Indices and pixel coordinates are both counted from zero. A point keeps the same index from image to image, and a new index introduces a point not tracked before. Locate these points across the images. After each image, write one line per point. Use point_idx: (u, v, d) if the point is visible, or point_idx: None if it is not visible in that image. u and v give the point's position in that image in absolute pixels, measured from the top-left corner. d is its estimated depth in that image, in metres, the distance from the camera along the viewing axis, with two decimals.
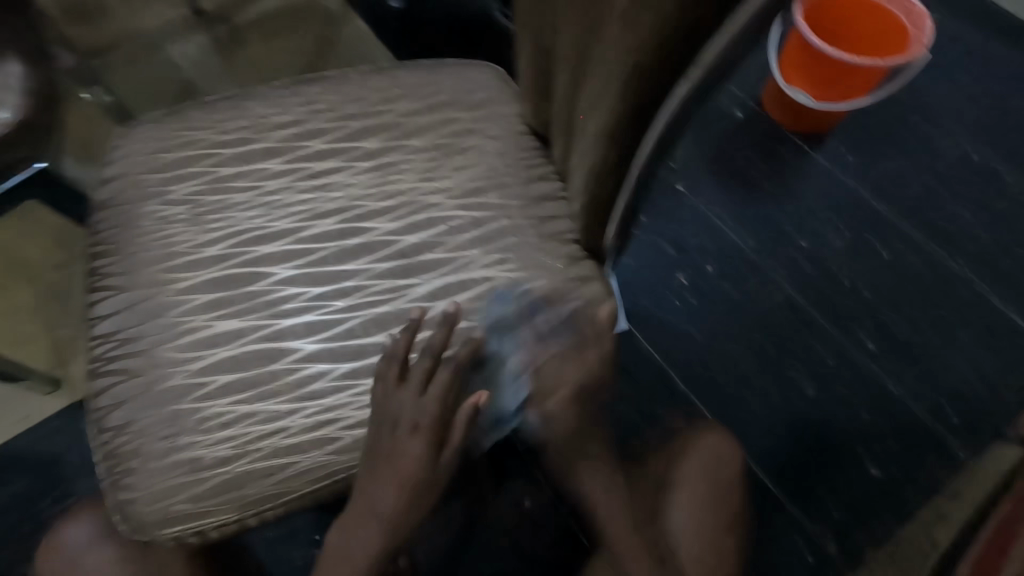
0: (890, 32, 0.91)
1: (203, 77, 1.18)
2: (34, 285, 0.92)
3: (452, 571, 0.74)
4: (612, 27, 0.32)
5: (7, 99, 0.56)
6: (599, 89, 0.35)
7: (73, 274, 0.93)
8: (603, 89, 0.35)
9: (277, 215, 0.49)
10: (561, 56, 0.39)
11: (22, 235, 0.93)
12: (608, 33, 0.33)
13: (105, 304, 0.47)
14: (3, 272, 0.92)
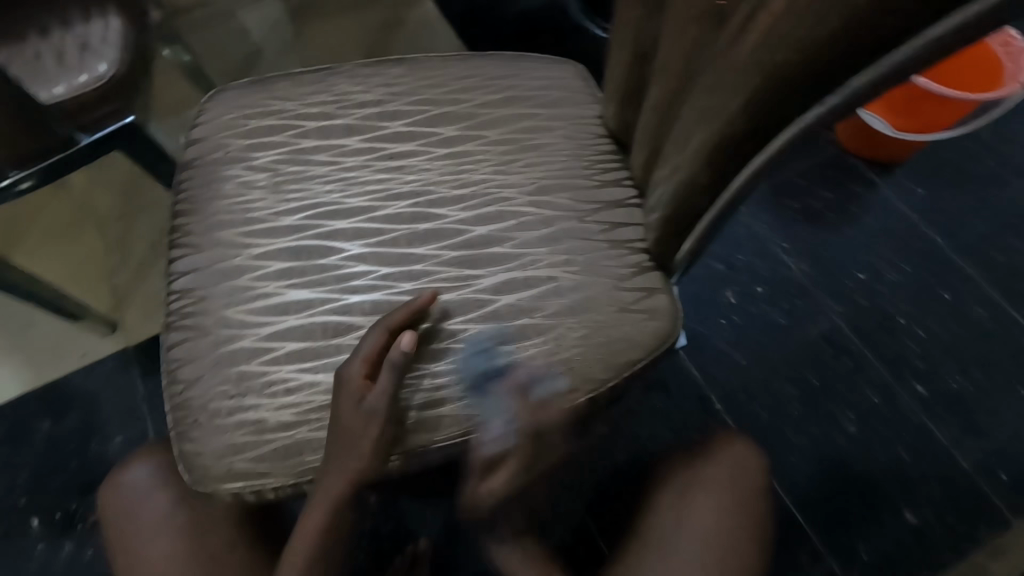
0: (981, 66, 0.87)
1: (274, 45, 1.20)
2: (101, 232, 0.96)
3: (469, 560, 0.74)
4: (736, 46, 0.32)
5: (107, 55, 0.60)
6: (708, 106, 0.35)
7: (136, 223, 0.97)
8: (713, 107, 0.35)
9: (352, 192, 0.49)
10: (668, 65, 0.39)
11: (96, 182, 0.98)
12: (730, 51, 0.32)
13: (184, 261, 0.48)
14: (76, 215, 0.97)
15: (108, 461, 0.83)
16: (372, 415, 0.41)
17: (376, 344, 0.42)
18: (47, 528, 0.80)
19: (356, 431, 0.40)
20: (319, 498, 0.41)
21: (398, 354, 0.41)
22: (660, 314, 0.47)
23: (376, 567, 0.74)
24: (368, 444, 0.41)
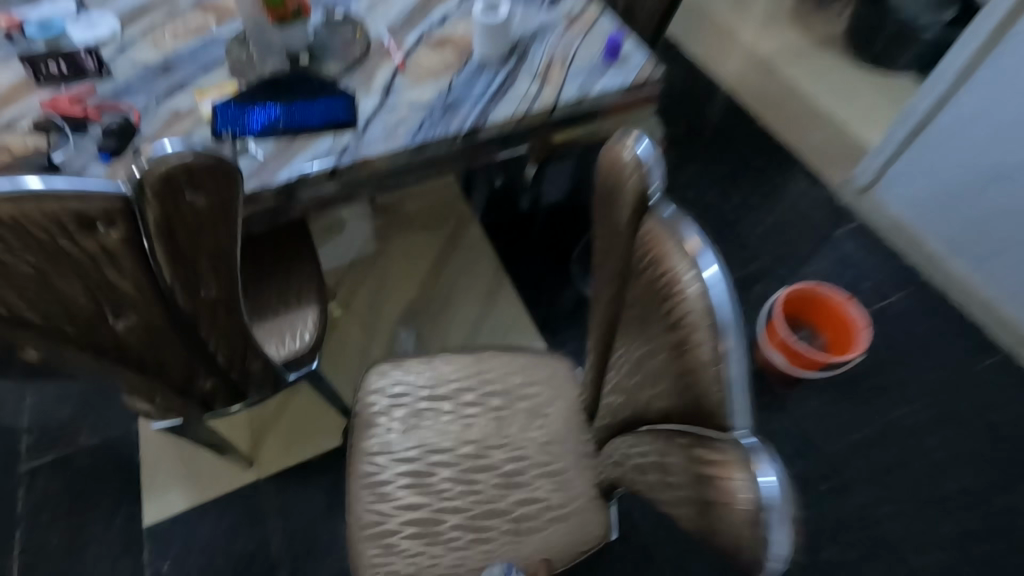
0: (844, 329, 1.39)
1: (368, 250, 1.67)
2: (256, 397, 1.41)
3: None
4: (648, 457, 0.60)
5: (311, 330, 1.08)
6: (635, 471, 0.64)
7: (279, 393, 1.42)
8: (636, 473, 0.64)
9: (445, 437, 0.94)
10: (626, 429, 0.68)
11: None
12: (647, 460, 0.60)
13: (355, 470, 0.92)
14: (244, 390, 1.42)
15: (245, 561, 1.23)
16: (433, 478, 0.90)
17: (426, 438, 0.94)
18: None
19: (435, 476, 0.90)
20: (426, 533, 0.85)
21: (437, 444, 0.93)
22: (601, 523, 0.88)
23: None
24: (438, 492, 0.89)
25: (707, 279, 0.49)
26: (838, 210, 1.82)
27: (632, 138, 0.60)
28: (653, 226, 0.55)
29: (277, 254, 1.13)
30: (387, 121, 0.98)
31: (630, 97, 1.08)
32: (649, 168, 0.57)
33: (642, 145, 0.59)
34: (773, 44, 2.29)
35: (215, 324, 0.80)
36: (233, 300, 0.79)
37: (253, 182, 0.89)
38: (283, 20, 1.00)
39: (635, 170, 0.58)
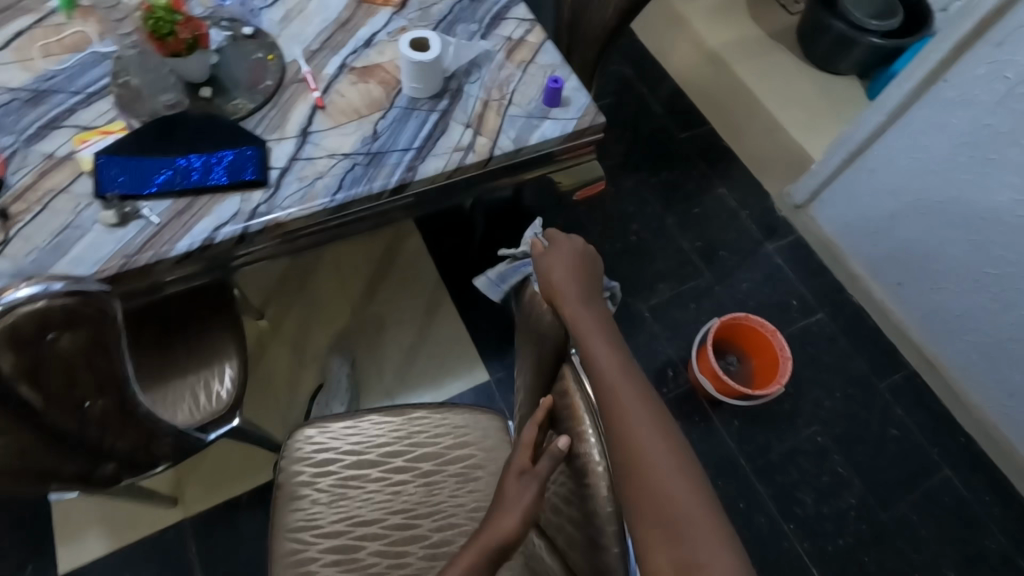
0: (770, 357, 1.45)
1: (299, 264, 1.59)
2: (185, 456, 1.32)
3: None
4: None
5: (231, 389, 1.01)
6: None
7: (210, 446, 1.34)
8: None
9: (373, 507, 0.93)
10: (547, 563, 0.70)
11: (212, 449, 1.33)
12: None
13: (279, 546, 0.90)
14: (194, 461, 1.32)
15: None
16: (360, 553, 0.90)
17: (353, 511, 0.93)
18: None
19: (362, 551, 0.90)
20: None
21: (364, 517, 0.92)
22: None
23: None
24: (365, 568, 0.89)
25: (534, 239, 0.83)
26: (772, 223, 1.86)
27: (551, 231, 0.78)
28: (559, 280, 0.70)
29: (192, 302, 1.04)
30: (303, 173, 0.89)
31: (569, 144, 1.02)
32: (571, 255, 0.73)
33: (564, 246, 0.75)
34: (726, 33, 2.20)
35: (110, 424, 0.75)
36: (130, 404, 0.73)
37: (146, 254, 0.80)
38: (176, 54, 0.89)
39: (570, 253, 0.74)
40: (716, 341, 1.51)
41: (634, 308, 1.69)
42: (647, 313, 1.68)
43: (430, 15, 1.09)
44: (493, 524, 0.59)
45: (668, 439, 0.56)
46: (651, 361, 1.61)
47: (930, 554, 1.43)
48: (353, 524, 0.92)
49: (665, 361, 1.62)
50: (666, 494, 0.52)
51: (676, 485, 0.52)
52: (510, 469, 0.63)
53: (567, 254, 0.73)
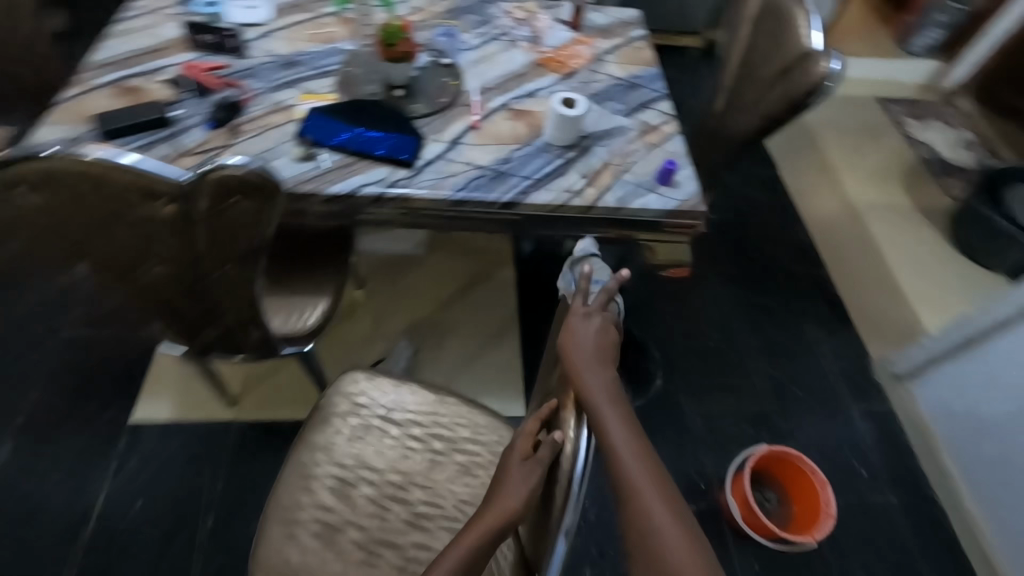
0: (812, 509, 1.34)
1: (406, 258, 1.82)
2: (255, 371, 1.53)
3: None
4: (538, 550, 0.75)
5: (317, 319, 1.20)
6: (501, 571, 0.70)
7: (279, 371, 1.54)
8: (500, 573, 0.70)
9: (381, 459, 1.02)
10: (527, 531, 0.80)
11: (280, 373, 1.53)
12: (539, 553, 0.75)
13: (294, 456, 1.01)
14: (261, 377, 1.52)
15: (190, 487, 1.34)
16: (354, 491, 0.99)
17: (364, 455, 1.03)
18: (138, 511, 1.30)
19: (357, 490, 0.99)
20: (327, 540, 0.93)
21: (370, 463, 1.02)
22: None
23: None
24: (352, 506, 0.97)
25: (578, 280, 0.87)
26: (863, 385, 1.75)
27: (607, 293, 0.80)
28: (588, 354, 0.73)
29: (317, 243, 1.28)
30: (442, 169, 1.09)
31: (667, 220, 1.13)
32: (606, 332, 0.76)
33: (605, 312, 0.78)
34: (868, 195, 2.23)
35: (230, 292, 0.92)
36: (250, 282, 0.90)
37: (308, 185, 1.02)
38: (393, 59, 1.19)
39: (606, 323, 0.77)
40: (759, 471, 1.43)
41: (686, 410, 1.65)
42: (699, 419, 1.64)
43: (588, 88, 1.30)
44: (496, 503, 0.69)
45: (671, 504, 0.63)
46: (687, 466, 1.56)
47: None
48: (359, 464, 1.02)
49: (702, 472, 1.55)
50: (661, 538, 0.60)
51: (669, 530, 0.60)
52: (513, 455, 0.72)
53: (600, 330, 0.75)
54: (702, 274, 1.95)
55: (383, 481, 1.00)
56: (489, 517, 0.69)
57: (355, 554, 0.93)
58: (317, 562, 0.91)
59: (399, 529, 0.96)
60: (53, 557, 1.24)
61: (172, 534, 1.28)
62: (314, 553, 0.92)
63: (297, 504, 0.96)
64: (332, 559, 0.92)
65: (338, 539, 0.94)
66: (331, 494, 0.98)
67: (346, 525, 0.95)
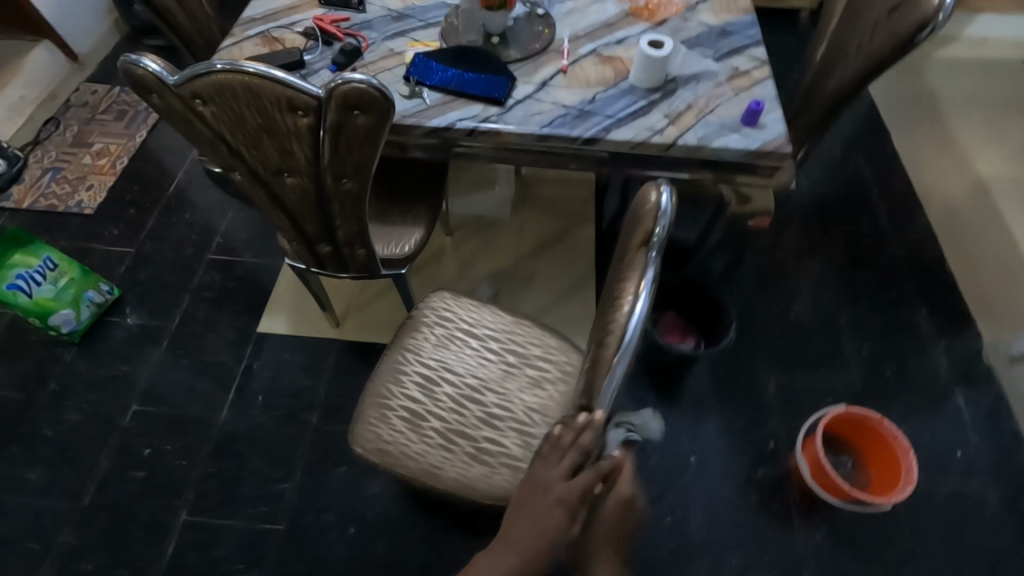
0: (893, 476, 1.29)
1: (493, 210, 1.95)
2: (356, 298, 1.73)
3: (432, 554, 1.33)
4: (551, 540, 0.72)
5: (411, 244, 1.35)
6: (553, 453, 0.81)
7: (376, 300, 1.73)
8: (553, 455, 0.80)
9: (462, 364, 1.15)
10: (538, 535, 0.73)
11: (377, 301, 1.73)
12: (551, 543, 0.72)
13: (390, 353, 1.17)
14: (362, 304, 1.72)
15: (300, 388, 1.57)
16: (436, 387, 1.12)
17: (447, 360, 1.16)
18: (260, 402, 1.54)
19: (438, 387, 1.12)
20: (412, 424, 1.08)
21: (452, 365, 1.15)
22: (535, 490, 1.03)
23: (390, 520, 1.37)
24: (434, 399, 1.11)
25: (644, 230, 0.70)
26: (968, 369, 1.62)
27: (663, 246, 0.68)
28: (614, 351, 0.63)
29: (414, 181, 1.43)
30: (530, 108, 1.18)
31: (748, 162, 1.13)
32: (646, 328, 0.63)
33: (653, 266, 0.66)
34: (997, 169, 2.02)
35: (347, 205, 1.08)
36: (362, 195, 1.06)
37: (412, 118, 1.15)
38: (490, 7, 1.26)
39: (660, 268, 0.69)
40: (832, 433, 1.40)
41: (762, 372, 1.62)
42: (773, 384, 1.60)
43: (678, 35, 1.31)
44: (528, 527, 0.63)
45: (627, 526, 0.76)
46: (759, 426, 1.54)
47: None
48: (442, 365, 1.15)
49: (774, 432, 1.53)
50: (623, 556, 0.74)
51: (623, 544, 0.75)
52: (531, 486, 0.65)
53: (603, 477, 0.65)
54: (790, 240, 1.87)
55: (462, 383, 1.13)
56: (518, 567, 0.63)
57: (434, 437, 1.06)
58: (402, 438, 1.06)
59: (472, 423, 1.08)
60: (193, 430, 1.50)
61: (284, 424, 1.51)
62: (400, 431, 1.07)
63: (389, 392, 1.12)
64: (414, 439, 1.06)
65: (421, 424, 1.08)
66: (417, 387, 1.12)
67: (429, 415, 1.09)
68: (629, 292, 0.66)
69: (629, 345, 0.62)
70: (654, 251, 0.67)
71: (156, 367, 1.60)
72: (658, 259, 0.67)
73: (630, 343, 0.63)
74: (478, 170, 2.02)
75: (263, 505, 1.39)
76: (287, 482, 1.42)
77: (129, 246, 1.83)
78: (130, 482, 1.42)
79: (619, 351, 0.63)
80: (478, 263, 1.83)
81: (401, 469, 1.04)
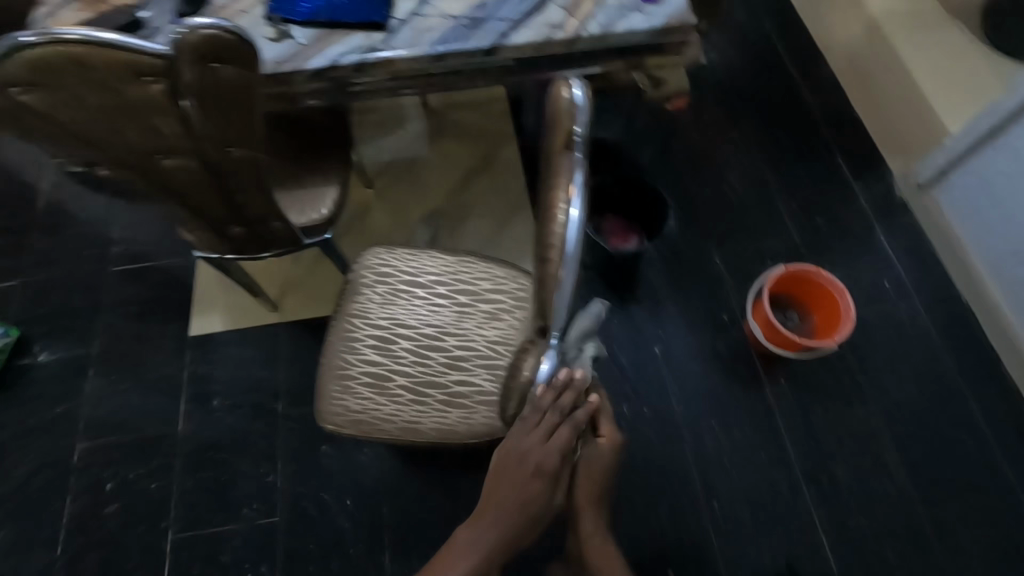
0: (834, 317, 1.39)
1: (410, 150, 1.83)
2: (288, 276, 1.62)
3: (436, 502, 1.36)
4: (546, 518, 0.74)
5: (329, 206, 1.25)
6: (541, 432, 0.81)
7: (310, 273, 1.63)
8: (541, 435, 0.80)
9: (414, 315, 1.11)
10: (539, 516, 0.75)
11: (312, 273, 1.62)
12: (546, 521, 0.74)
13: (336, 322, 1.12)
14: (296, 281, 1.62)
15: (257, 381, 1.49)
16: (393, 345, 1.08)
17: (397, 315, 1.11)
18: (218, 406, 1.46)
19: (395, 345, 1.08)
20: (378, 387, 1.04)
21: (404, 319, 1.11)
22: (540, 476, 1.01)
23: (386, 483, 1.38)
24: (394, 357, 1.07)
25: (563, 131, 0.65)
26: (886, 204, 1.74)
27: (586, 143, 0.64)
28: (559, 265, 0.61)
29: (314, 135, 1.30)
30: (417, 26, 1.06)
31: (656, 41, 1.08)
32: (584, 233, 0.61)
33: (581, 166, 0.63)
34: None
35: (243, 178, 0.97)
36: (257, 162, 0.95)
37: (288, 63, 1.02)
38: None
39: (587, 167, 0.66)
40: (777, 292, 1.48)
41: (707, 253, 1.67)
42: (719, 260, 1.66)
43: None
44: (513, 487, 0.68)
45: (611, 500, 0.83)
46: (712, 303, 1.61)
47: (968, 566, 1.33)
48: (393, 321, 1.11)
49: (727, 306, 1.60)
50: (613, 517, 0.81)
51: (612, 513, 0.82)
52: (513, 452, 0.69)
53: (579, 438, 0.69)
54: (711, 118, 1.87)
55: (418, 334, 1.09)
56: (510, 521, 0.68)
57: (404, 394, 1.04)
58: (372, 403, 1.03)
59: (439, 371, 1.06)
60: (154, 451, 1.41)
61: (250, 421, 1.44)
62: (368, 397, 1.04)
63: (347, 361, 1.07)
64: (384, 402, 1.03)
65: (387, 384, 1.05)
66: (374, 350, 1.08)
67: (394, 374, 1.06)
68: (560, 200, 0.63)
69: (573, 255, 0.60)
70: (578, 151, 0.64)
71: (94, 399, 1.47)
72: (583, 158, 0.63)
73: (573, 253, 0.61)
74: (383, 110, 1.87)
75: (253, 504, 1.35)
76: (271, 476, 1.38)
77: (16, 279, 1.62)
78: (102, 520, 1.34)
79: (563, 264, 0.61)
80: (409, 210, 1.74)
81: (379, 432, 1.02)
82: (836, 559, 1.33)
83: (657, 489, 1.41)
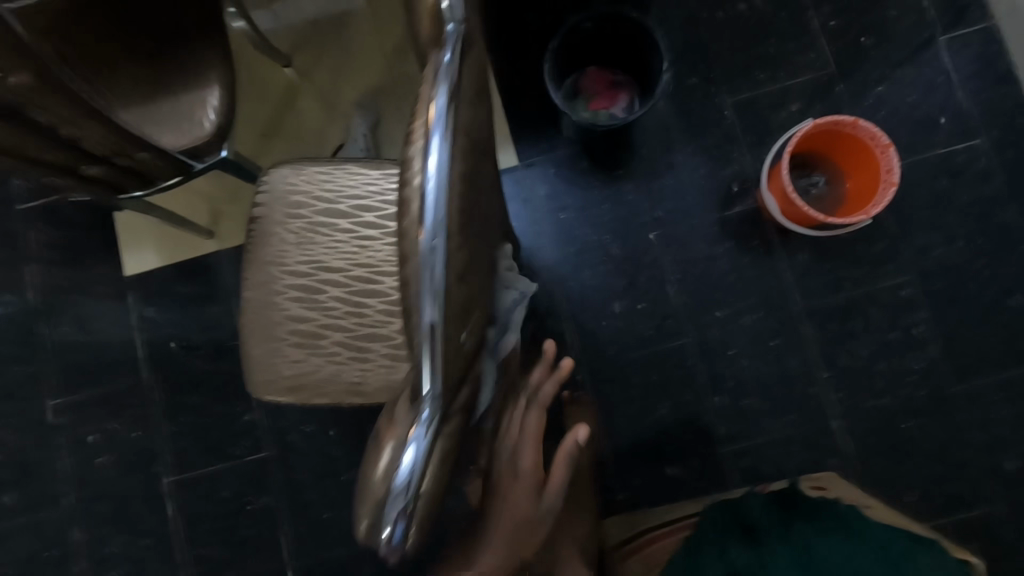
0: (872, 180, 1.11)
1: (331, 5, 1.41)
2: (218, 196, 1.39)
3: None
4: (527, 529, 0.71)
5: (216, 118, 0.97)
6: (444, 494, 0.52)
7: (242, 191, 1.39)
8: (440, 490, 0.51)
9: (341, 255, 0.90)
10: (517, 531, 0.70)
11: (244, 190, 1.38)
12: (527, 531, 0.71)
13: (250, 274, 0.92)
14: (229, 201, 1.38)
15: (212, 318, 1.36)
16: (321, 296, 0.89)
17: (320, 256, 0.90)
18: (179, 348, 1.36)
19: (323, 294, 0.89)
20: (313, 348, 0.88)
21: (329, 262, 0.90)
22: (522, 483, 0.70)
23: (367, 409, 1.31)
24: (325, 310, 0.89)
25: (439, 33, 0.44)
26: (956, 3, 1.31)
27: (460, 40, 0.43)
28: (417, 230, 0.40)
29: None
30: None
31: None
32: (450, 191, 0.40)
33: (446, 79, 0.42)
34: None
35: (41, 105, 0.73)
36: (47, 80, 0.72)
37: None
38: None
39: (464, 76, 0.44)
40: (799, 153, 1.20)
41: (716, 103, 1.33)
42: (731, 111, 1.32)
43: None
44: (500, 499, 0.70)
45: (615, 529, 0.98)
46: (722, 168, 1.32)
47: (995, 437, 1.22)
48: (314, 266, 0.90)
49: (740, 166, 1.31)
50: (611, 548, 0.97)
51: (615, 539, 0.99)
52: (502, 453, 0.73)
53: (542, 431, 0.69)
54: None
55: (351, 278, 0.89)
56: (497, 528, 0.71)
57: (343, 354, 0.88)
58: (309, 368, 0.88)
59: (381, 322, 0.88)
60: (126, 401, 1.35)
61: (217, 360, 1.35)
62: (306, 361, 0.88)
63: (271, 322, 0.90)
64: (323, 365, 0.88)
65: (322, 344, 0.89)
66: (299, 303, 0.90)
67: (328, 331, 0.89)
68: (416, 142, 0.41)
69: (434, 230, 0.39)
70: (445, 54, 0.42)
71: (48, 355, 1.38)
72: (451, 65, 0.42)
73: (438, 210, 0.39)
74: None
75: (240, 442, 1.33)
76: (251, 414, 1.33)
77: None
78: (97, 471, 1.34)
79: (424, 248, 0.39)
80: (342, 90, 1.39)
81: (323, 398, 0.88)
82: (851, 443, 1.24)
83: (653, 389, 1.27)
